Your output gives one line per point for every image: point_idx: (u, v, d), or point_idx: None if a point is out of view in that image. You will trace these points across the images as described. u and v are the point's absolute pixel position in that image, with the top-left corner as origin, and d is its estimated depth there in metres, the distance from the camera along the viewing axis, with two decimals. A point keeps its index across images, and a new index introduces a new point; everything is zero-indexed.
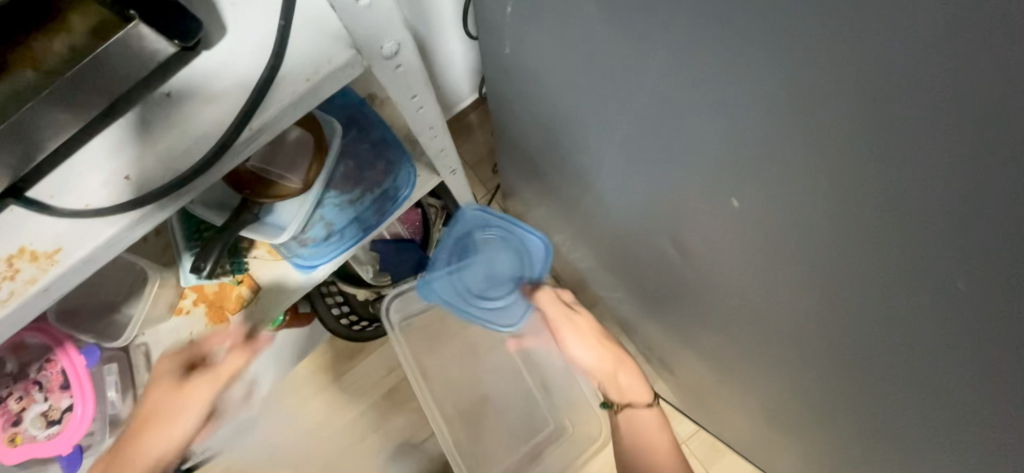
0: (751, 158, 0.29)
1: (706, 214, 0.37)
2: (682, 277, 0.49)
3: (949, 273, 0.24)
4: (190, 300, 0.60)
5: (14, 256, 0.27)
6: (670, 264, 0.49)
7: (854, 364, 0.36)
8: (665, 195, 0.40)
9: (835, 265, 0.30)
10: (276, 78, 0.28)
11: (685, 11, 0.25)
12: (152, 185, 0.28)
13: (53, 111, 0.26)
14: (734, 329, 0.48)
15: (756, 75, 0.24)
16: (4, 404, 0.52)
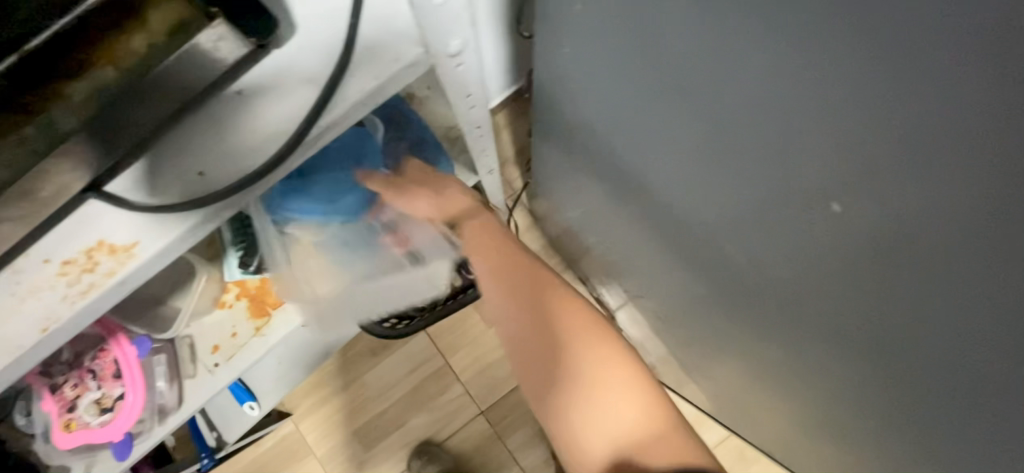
0: (847, 157, 0.27)
1: (779, 217, 0.35)
2: (731, 281, 0.48)
3: None
4: (233, 294, 0.62)
5: (93, 248, 0.28)
6: (717, 268, 0.48)
7: (939, 374, 0.34)
8: (726, 196, 0.39)
9: (937, 269, 0.28)
10: (345, 76, 0.29)
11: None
12: (223, 181, 0.28)
13: (133, 110, 0.27)
14: (785, 334, 0.47)
15: (873, 67, 0.23)
16: (60, 391, 0.53)
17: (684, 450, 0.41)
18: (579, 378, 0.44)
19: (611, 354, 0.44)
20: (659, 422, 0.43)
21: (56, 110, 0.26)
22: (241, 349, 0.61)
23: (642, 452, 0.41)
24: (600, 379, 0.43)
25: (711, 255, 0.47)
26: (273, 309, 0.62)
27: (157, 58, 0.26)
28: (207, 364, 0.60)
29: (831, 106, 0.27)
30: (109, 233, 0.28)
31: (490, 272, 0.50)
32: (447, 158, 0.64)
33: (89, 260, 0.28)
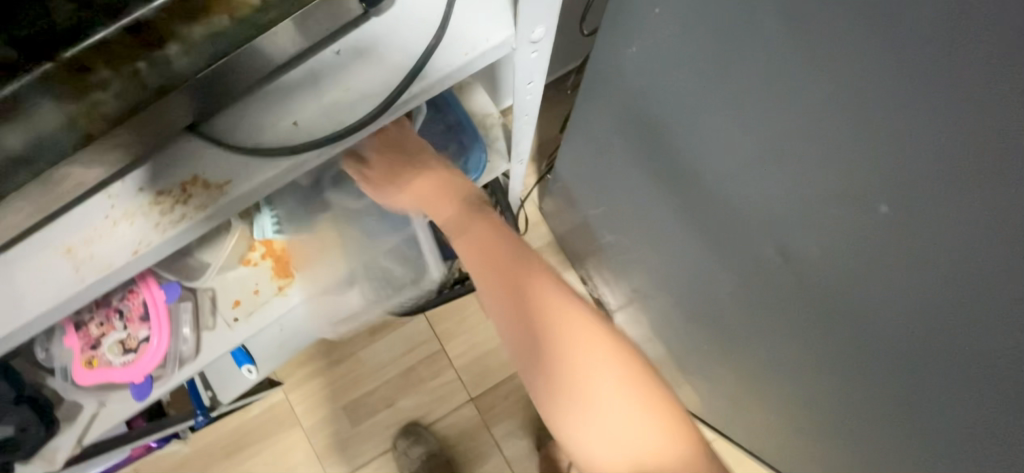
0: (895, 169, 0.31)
1: (813, 225, 0.38)
2: (750, 283, 0.50)
3: None
4: (259, 253, 0.63)
5: (188, 183, 0.32)
6: (739, 272, 0.51)
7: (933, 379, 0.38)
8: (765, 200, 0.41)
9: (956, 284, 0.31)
10: (438, 48, 0.33)
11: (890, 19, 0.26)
12: (316, 132, 0.33)
13: (247, 62, 0.30)
14: (793, 336, 0.50)
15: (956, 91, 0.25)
16: (84, 328, 0.54)
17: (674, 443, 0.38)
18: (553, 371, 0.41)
19: (593, 354, 0.40)
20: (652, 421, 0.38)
21: (172, 48, 0.27)
22: (262, 306, 0.62)
23: (631, 436, 0.38)
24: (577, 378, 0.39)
25: (732, 260, 0.50)
26: (296, 271, 0.63)
27: (274, 10, 0.28)
28: (227, 318, 0.61)
29: (890, 123, 0.29)
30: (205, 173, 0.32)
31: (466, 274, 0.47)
32: (480, 144, 0.64)
33: (184, 196, 0.32)
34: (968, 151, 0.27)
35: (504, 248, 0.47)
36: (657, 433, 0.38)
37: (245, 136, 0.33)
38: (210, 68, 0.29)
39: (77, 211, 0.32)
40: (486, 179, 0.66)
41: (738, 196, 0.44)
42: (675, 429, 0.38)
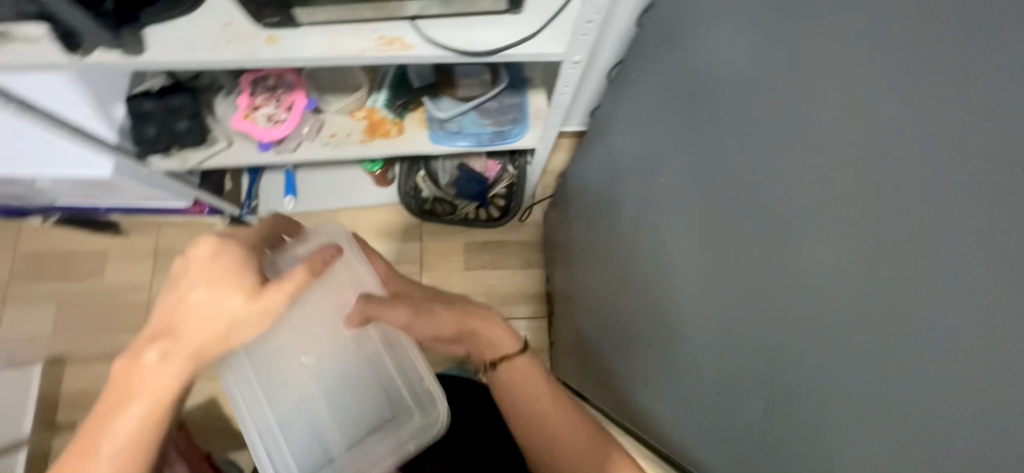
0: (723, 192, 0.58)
1: (670, 229, 0.66)
2: (638, 272, 0.78)
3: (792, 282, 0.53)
4: (361, 114, 0.94)
5: (395, 38, 0.61)
6: (635, 261, 0.79)
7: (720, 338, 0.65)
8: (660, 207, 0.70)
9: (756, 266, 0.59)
10: (530, 38, 0.62)
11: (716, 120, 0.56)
12: (464, 47, 0.61)
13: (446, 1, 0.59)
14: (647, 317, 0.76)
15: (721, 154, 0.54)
16: (252, 97, 0.86)
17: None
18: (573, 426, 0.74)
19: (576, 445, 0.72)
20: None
21: None
22: (348, 144, 0.94)
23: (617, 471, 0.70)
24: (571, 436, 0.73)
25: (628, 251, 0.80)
26: (379, 137, 0.94)
27: None
28: (324, 139, 0.93)
29: None
30: (403, 35, 0.61)
31: None
32: (526, 124, 0.97)
33: (392, 43, 0.60)
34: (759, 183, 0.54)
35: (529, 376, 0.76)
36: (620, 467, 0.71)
37: (430, 30, 0.62)
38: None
39: (329, 25, 0.60)
40: (521, 145, 0.99)
41: (648, 207, 0.73)
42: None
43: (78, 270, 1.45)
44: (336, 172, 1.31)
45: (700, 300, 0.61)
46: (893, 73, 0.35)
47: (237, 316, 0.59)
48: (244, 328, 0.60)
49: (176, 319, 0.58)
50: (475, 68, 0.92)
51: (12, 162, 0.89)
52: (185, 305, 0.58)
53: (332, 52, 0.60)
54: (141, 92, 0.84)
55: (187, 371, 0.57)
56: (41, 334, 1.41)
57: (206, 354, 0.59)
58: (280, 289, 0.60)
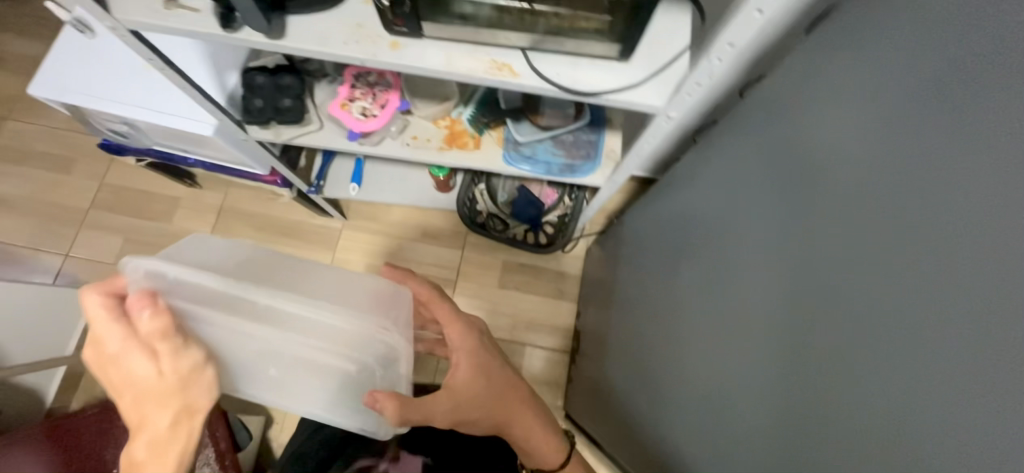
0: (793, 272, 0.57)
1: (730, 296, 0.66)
2: (684, 330, 0.77)
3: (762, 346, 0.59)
4: (444, 123, 0.99)
5: (505, 64, 0.64)
6: (683, 319, 0.78)
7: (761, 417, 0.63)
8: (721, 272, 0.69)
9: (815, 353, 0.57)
10: (629, 88, 0.65)
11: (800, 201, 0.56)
12: (566, 85, 0.64)
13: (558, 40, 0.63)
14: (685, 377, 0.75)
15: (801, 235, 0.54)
16: (352, 89, 0.92)
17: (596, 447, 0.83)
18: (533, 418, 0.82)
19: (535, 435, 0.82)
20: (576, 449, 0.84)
21: (546, 20, 0.61)
22: (426, 149, 0.98)
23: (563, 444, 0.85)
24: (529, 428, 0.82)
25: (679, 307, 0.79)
26: (455, 147, 0.98)
27: (584, 25, 0.61)
28: (405, 140, 0.98)
29: None
30: (512, 63, 0.64)
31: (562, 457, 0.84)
32: (597, 162, 0.99)
33: (501, 68, 0.64)
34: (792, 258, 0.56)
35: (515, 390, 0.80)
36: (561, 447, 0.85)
37: (537, 63, 0.65)
38: (545, 27, 0.61)
39: (446, 42, 0.64)
40: (588, 182, 1.00)
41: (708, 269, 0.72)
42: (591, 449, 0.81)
43: (150, 211, 1.56)
44: (400, 170, 1.36)
45: (751, 374, 0.60)
46: None
47: (161, 392, 0.47)
48: (191, 388, 0.48)
49: (134, 419, 0.48)
50: (560, 101, 0.95)
51: (132, 106, 0.98)
52: (128, 403, 0.48)
53: (446, 66, 0.64)
54: (257, 67, 0.92)
55: (189, 447, 0.50)
56: (105, 261, 1.51)
57: (187, 425, 0.49)
58: (169, 341, 0.48)
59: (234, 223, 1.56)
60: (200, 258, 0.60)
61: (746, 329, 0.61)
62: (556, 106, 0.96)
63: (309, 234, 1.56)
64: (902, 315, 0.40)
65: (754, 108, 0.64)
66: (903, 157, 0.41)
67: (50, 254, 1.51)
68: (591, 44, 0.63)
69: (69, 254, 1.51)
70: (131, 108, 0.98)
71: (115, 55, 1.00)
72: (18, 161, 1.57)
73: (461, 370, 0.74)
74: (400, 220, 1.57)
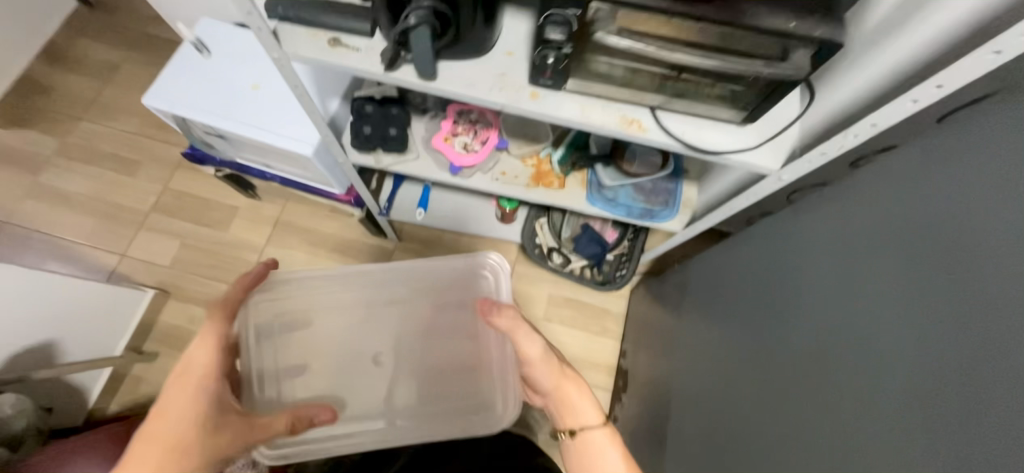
0: None
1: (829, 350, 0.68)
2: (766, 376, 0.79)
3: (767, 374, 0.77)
4: (533, 162, 1.03)
5: (634, 120, 0.70)
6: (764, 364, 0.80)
7: None
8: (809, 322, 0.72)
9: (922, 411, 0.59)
10: (747, 150, 0.70)
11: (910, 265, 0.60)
12: (690, 143, 0.69)
13: (686, 103, 0.68)
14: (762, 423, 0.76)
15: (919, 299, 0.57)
16: (455, 125, 0.97)
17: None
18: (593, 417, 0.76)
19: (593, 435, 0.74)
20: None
21: (681, 84, 0.66)
22: (515, 185, 1.03)
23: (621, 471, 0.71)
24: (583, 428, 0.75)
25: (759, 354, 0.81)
26: (542, 185, 1.03)
27: (715, 91, 0.67)
28: (495, 175, 1.03)
29: None
30: (641, 119, 0.70)
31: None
32: (675, 210, 1.04)
33: (631, 123, 0.69)
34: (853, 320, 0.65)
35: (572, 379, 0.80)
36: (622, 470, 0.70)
37: (663, 120, 0.70)
38: (678, 91, 0.67)
39: (581, 95, 0.70)
40: (665, 227, 1.05)
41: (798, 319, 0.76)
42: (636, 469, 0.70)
43: (208, 218, 1.59)
44: (465, 199, 1.41)
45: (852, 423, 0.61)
46: None
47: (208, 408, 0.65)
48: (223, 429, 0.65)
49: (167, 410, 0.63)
50: (647, 150, 1.01)
51: (239, 122, 1.03)
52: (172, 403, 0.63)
53: (581, 117, 0.69)
54: (367, 96, 0.98)
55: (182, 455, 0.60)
56: (159, 264, 1.53)
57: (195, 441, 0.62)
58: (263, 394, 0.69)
59: (288, 236, 1.58)
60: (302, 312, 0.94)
61: (848, 388, 0.62)
62: (644, 154, 1.01)
63: (362, 253, 1.58)
64: None
65: (863, 177, 0.70)
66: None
67: (106, 252, 1.52)
68: (715, 109, 0.69)
69: (124, 254, 1.53)
70: (237, 124, 1.03)
71: (229, 75, 1.06)
72: (85, 160, 1.61)
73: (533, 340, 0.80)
74: (453, 246, 1.59)
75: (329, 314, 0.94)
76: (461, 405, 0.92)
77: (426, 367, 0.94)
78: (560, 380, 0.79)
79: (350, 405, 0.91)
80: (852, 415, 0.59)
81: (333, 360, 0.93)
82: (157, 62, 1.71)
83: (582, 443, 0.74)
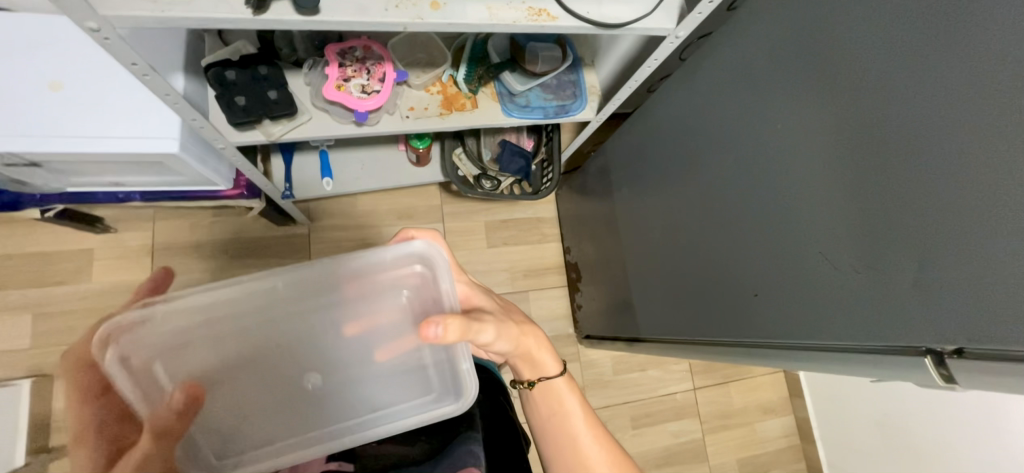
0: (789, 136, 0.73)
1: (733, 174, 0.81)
2: (692, 216, 0.91)
3: (731, 223, 0.81)
4: (436, 89, 0.97)
5: (541, 10, 0.68)
6: (686, 207, 0.92)
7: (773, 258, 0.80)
8: (715, 153, 0.84)
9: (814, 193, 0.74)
10: (646, 16, 0.74)
11: (780, 80, 0.72)
12: (598, 20, 0.71)
13: None
14: (698, 254, 0.90)
15: (794, 103, 0.69)
16: (344, 69, 0.87)
17: (612, 447, 0.73)
18: (573, 388, 0.78)
19: (572, 406, 0.76)
20: (606, 446, 0.73)
21: None
22: (427, 117, 0.96)
23: (592, 440, 0.73)
24: (560, 399, 0.77)
25: (685, 200, 0.93)
26: (455, 110, 0.97)
27: None
28: (403, 113, 0.95)
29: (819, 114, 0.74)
30: (548, 8, 0.68)
31: (597, 451, 0.72)
32: (584, 100, 1.08)
33: (540, 14, 0.68)
34: (749, 141, 0.77)
35: (547, 350, 0.77)
36: (598, 439, 0.73)
37: (569, 3, 0.70)
38: None
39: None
40: (580, 119, 1.08)
41: (704, 158, 0.87)
42: (606, 436, 0.74)
43: (57, 274, 1.26)
44: (370, 155, 1.30)
45: (760, 221, 0.75)
46: (952, 27, 0.53)
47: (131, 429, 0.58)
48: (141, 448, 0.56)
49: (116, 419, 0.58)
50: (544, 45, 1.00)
51: (53, 136, 0.79)
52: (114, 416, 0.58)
53: (491, 18, 0.65)
54: (220, 61, 0.81)
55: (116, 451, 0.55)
56: (17, 349, 1.21)
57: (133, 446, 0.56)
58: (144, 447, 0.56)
59: (176, 259, 1.33)
60: (185, 333, 0.67)
61: (765, 195, 0.74)
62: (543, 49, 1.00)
63: (274, 248, 1.41)
64: (902, 133, 0.56)
65: (741, 17, 0.79)
66: (893, 19, 0.58)
67: None
68: None
69: None
70: (46, 138, 0.78)
71: (4, 80, 0.79)
72: None
73: (499, 341, 0.69)
74: (372, 209, 1.49)
75: (221, 331, 0.69)
76: (419, 388, 0.75)
77: (360, 363, 0.75)
78: (520, 340, 0.73)
79: (266, 424, 0.70)
80: (772, 212, 0.73)
81: (253, 377, 0.71)
82: None
83: (547, 394, 0.77)
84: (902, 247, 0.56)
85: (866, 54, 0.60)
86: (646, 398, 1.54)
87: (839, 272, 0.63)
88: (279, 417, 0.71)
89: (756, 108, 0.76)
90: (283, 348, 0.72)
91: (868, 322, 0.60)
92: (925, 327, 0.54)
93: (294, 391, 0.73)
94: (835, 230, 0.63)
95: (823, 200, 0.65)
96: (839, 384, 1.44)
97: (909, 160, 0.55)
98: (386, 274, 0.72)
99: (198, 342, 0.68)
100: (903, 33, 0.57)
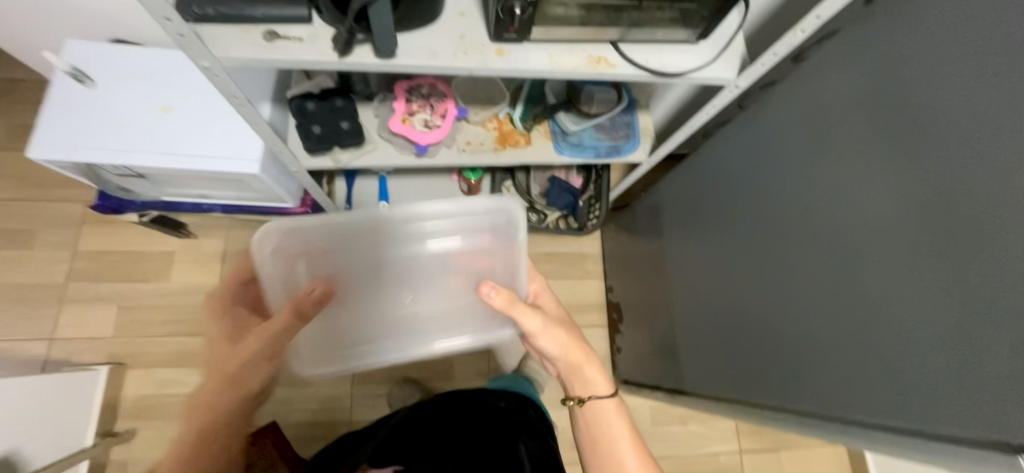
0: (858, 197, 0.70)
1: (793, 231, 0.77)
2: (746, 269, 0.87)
3: (789, 281, 0.77)
4: (493, 125, 1.01)
5: (600, 58, 0.70)
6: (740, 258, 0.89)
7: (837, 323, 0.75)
8: (775, 207, 0.81)
9: None
10: (707, 66, 0.74)
11: (849, 139, 0.69)
12: (658, 69, 0.72)
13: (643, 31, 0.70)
14: (752, 309, 0.86)
15: (864, 164, 0.66)
16: (410, 103, 0.93)
17: None
18: (621, 415, 0.75)
19: (619, 431, 0.73)
20: None
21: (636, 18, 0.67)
22: (482, 152, 1.00)
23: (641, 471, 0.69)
24: (606, 424, 0.74)
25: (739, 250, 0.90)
26: (509, 146, 1.01)
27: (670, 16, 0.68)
28: (460, 147, 1.00)
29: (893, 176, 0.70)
30: (607, 56, 0.71)
31: None
32: (637, 141, 1.07)
33: (599, 62, 0.70)
34: (814, 199, 0.74)
35: (596, 365, 0.76)
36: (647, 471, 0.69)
37: (627, 52, 0.72)
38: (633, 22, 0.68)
39: (545, 45, 0.69)
40: (632, 159, 1.08)
41: (763, 210, 0.84)
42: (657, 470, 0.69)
43: (142, 271, 1.41)
44: (425, 182, 1.37)
45: (823, 281, 0.71)
46: None
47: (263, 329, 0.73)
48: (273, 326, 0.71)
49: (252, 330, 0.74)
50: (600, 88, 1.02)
51: (159, 153, 0.90)
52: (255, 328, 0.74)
53: (553, 66, 0.68)
54: (303, 94, 0.90)
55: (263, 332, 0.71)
56: (101, 336, 1.35)
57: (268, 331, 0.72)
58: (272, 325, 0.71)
59: None
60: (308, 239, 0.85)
61: (830, 255, 0.70)
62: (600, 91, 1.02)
63: None
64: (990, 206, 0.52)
65: (807, 71, 0.78)
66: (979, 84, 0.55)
67: (30, 342, 1.32)
68: (670, 33, 0.71)
69: (54, 337, 1.33)
70: (154, 154, 0.90)
71: (129, 103, 0.92)
72: None
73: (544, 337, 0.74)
74: None
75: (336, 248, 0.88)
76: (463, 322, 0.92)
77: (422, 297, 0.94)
78: (565, 348, 0.75)
79: (339, 330, 0.90)
80: (837, 273, 0.68)
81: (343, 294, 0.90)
82: (11, 108, 1.44)
83: (593, 417, 0.75)
84: (997, 328, 0.50)
85: (948, 119, 0.57)
86: (686, 454, 1.45)
87: (914, 347, 0.58)
88: (349, 325, 0.90)
89: (822, 164, 0.73)
90: (371, 276, 0.92)
91: (950, 409, 0.54)
92: (1020, 423, 0.48)
93: (366, 308, 0.92)
94: (910, 300, 0.58)
95: (896, 267, 0.60)
96: (915, 469, 1.27)
97: (1007, 233, 0.51)
98: (463, 225, 0.90)
99: (321, 254, 0.88)
100: (991, 99, 0.54)
